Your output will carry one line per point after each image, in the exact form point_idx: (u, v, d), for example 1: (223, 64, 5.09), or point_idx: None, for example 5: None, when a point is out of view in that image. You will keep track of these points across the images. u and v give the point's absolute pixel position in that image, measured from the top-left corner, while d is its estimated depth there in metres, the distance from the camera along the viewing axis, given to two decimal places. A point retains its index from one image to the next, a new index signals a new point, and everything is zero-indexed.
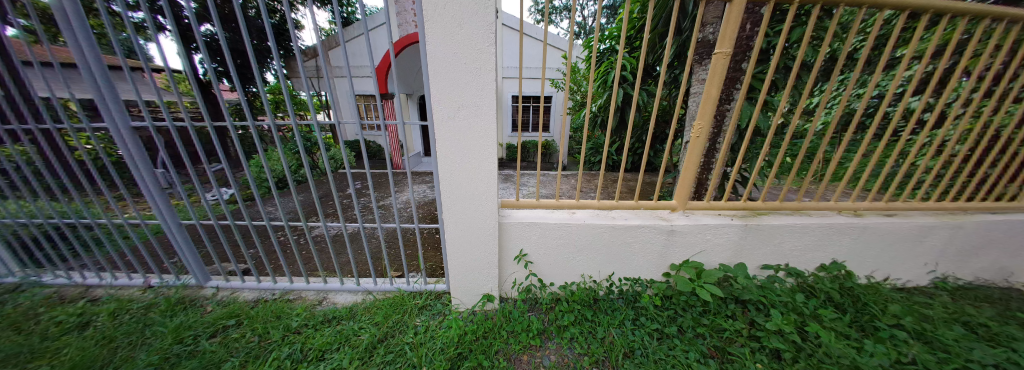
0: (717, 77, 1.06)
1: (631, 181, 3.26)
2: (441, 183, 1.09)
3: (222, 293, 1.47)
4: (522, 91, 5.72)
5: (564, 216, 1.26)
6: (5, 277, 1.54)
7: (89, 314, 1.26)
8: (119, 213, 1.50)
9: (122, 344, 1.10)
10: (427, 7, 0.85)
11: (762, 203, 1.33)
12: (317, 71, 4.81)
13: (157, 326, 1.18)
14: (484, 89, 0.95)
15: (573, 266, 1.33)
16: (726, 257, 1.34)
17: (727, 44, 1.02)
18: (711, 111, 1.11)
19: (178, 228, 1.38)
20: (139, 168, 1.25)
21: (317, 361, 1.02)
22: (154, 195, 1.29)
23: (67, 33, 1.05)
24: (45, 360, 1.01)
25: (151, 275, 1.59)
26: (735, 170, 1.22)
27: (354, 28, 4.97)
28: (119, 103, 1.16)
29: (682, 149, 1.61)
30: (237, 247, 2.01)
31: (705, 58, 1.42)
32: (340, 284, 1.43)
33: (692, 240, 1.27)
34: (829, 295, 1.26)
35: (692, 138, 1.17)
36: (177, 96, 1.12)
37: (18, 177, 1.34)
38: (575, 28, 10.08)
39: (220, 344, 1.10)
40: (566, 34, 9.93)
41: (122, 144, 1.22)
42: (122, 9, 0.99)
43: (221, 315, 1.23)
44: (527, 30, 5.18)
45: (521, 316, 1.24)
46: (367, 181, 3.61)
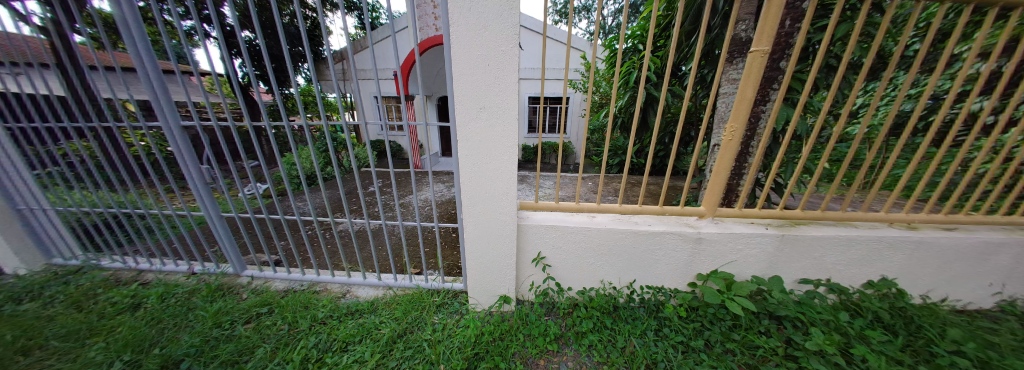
0: (753, 77, 1.01)
1: (653, 185, 3.16)
2: (462, 183, 1.10)
3: (256, 281, 1.56)
4: (543, 92, 5.67)
5: (584, 219, 1.23)
6: (72, 260, 1.74)
7: (142, 296, 1.39)
8: (169, 205, 1.61)
9: (168, 325, 1.20)
10: (453, 9, 0.87)
11: (801, 212, 1.23)
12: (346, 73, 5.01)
13: (199, 310, 1.28)
14: (507, 91, 0.95)
15: (591, 272, 1.29)
16: (758, 268, 1.26)
17: (766, 42, 0.96)
18: (746, 112, 1.04)
19: (218, 220, 1.47)
20: (188, 164, 1.35)
21: (341, 352, 1.06)
22: (200, 188, 1.40)
23: (128, 41, 1.16)
24: (101, 337, 1.14)
25: (194, 263, 1.72)
26: (771, 177, 1.14)
27: (381, 30, 5.12)
28: (171, 104, 1.26)
29: (710, 153, 1.53)
30: (271, 238, 2.14)
31: (736, 57, 1.34)
32: (362, 278, 1.47)
33: (719, 248, 1.21)
34: (877, 314, 1.14)
35: (723, 141, 1.12)
36: (221, 98, 1.20)
37: (81, 169, 1.50)
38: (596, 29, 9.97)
39: (254, 330, 1.18)
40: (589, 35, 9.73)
41: (173, 142, 1.33)
42: (174, 18, 1.07)
43: (255, 303, 1.31)
44: (550, 32, 5.17)
45: (538, 319, 1.22)
46: (390, 179, 3.73)
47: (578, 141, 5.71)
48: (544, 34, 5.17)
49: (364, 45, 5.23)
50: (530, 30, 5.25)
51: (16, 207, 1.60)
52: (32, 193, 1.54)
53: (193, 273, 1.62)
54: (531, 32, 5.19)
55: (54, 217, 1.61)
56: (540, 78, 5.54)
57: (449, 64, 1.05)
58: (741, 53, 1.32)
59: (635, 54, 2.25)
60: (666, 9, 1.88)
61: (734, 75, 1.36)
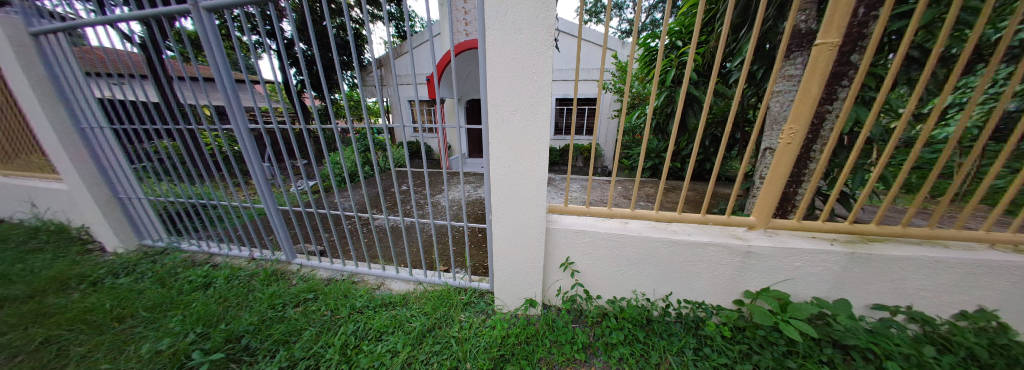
0: (818, 74, 0.90)
1: (691, 192, 2.94)
2: (492, 185, 1.12)
3: (304, 269, 1.71)
4: (577, 93, 5.55)
5: (616, 225, 1.17)
6: (158, 242, 2.05)
7: (212, 276, 1.59)
8: (236, 197, 1.84)
9: (232, 304, 1.35)
10: (489, 14, 0.90)
11: (877, 227, 1.06)
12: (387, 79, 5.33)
13: (256, 292, 1.43)
14: (539, 92, 0.95)
15: (622, 280, 1.24)
16: (819, 289, 1.11)
17: (834, 33, 0.86)
18: (809, 112, 0.93)
19: (276, 212, 1.64)
20: (253, 162, 1.53)
21: (376, 341, 1.13)
22: (261, 183, 1.57)
23: (211, 56, 1.36)
24: (180, 310, 1.34)
25: (254, 249, 1.93)
26: (839, 186, 1.00)
27: (420, 36, 5.37)
28: (241, 109, 1.44)
29: (761, 158, 1.38)
30: (318, 231, 2.35)
31: (796, 51, 1.20)
32: (395, 272, 1.55)
33: (771, 263, 1.09)
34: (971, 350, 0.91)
35: (779, 145, 1.01)
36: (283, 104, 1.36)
37: (169, 164, 1.79)
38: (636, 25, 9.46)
39: (302, 313, 1.29)
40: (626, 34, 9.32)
41: (242, 142, 1.51)
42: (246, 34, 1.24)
43: (303, 289, 1.43)
44: (586, 35, 5.09)
45: (565, 326, 1.19)
46: (422, 179, 3.90)
47: (608, 144, 5.51)
48: (580, 36, 5.09)
49: (405, 51, 5.52)
50: (565, 33, 5.20)
51: (116, 195, 1.94)
52: (130, 184, 1.86)
53: (253, 258, 1.82)
54: (565, 35, 5.14)
55: (146, 204, 1.92)
56: (575, 79, 5.43)
57: (483, 68, 1.08)
58: (801, 45, 1.19)
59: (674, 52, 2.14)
60: (711, 3, 1.75)
61: (791, 71, 1.23)
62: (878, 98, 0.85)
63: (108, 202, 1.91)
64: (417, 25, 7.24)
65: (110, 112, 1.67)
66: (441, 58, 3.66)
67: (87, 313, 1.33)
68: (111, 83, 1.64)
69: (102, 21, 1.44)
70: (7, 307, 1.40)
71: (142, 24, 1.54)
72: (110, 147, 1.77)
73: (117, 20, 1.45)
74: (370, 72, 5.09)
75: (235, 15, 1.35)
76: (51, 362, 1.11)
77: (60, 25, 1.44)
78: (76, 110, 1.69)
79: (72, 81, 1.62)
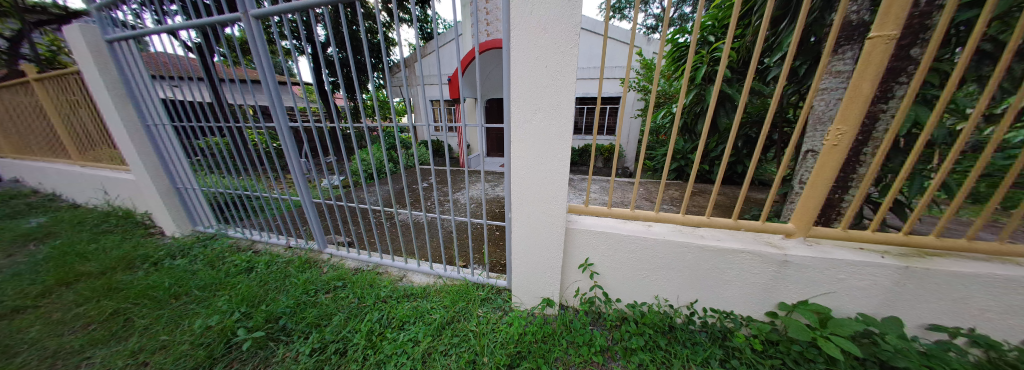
0: (872, 69, 0.82)
1: (718, 196, 2.80)
2: (513, 183, 1.14)
3: (334, 258, 1.82)
4: (601, 93, 5.41)
5: (639, 228, 1.14)
6: (209, 229, 2.27)
7: (254, 261, 1.74)
8: (275, 189, 1.99)
9: (271, 288, 1.47)
10: (515, 16, 0.91)
11: (939, 240, 0.95)
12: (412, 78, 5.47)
13: (292, 278, 1.54)
14: (562, 92, 0.94)
15: (644, 285, 1.20)
16: (865, 305, 1.02)
17: (892, 25, 0.78)
18: (859, 112, 0.86)
19: (310, 205, 1.75)
20: (292, 157, 1.64)
21: (398, 329, 1.19)
22: (299, 177, 1.68)
23: (258, 60, 1.49)
24: (227, 290, 1.48)
25: (289, 238, 2.08)
26: (895, 193, 0.91)
27: (445, 36, 5.46)
28: (283, 109, 1.56)
29: (803, 161, 1.29)
30: (347, 223, 2.49)
31: (847, 45, 1.10)
32: (417, 265, 1.61)
33: (808, 274, 1.02)
34: None
35: (824, 147, 0.94)
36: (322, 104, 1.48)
37: (220, 159, 1.98)
38: (668, 19, 9.01)
39: (332, 299, 1.38)
40: (655, 30, 8.91)
41: (282, 138, 1.62)
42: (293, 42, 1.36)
43: (333, 277, 1.53)
44: (612, 33, 4.96)
45: (582, 328, 1.17)
46: (441, 177, 4.00)
47: (630, 145, 5.34)
48: (606, 34, 4.96)
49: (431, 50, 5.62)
50: (589, 32, 5.10)
51: (174, 186, 2.16)
52: (187, 175, 2.07)
53: (289, 246, 1.97)
54: (590, 33, 5.02)
55: (199, 194, 2.13)
56: (601, 78, 5.28)
57: (508, 68, 1.10)
58: (851, 38, 1.09)
59: (705, 48, 2.04)
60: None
61: (839, 66, 1.13)
62: (941, 96, 0.77)
63: (168, 192, 2.13)
64: (441, 26, 7.40)
65: (172, 111, 1.87)
66: (465, 55, 3.67)
67: (148, 290, 1.50)
68: (172, 85, 1.83)
69: (166, 29, 1.61)
70: (88, 281, 1.63)
71: (198, 31, 1.70)
72: (171, 143, 1.98)
73: (178, 29, 1.62)
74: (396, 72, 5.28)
75: (280, 22, 1.46)
76: (119, 331, 1.28)
77: (131, 34, 1.63)
78: (143, 109, 1.90)
79: (140, 84, 1.83)
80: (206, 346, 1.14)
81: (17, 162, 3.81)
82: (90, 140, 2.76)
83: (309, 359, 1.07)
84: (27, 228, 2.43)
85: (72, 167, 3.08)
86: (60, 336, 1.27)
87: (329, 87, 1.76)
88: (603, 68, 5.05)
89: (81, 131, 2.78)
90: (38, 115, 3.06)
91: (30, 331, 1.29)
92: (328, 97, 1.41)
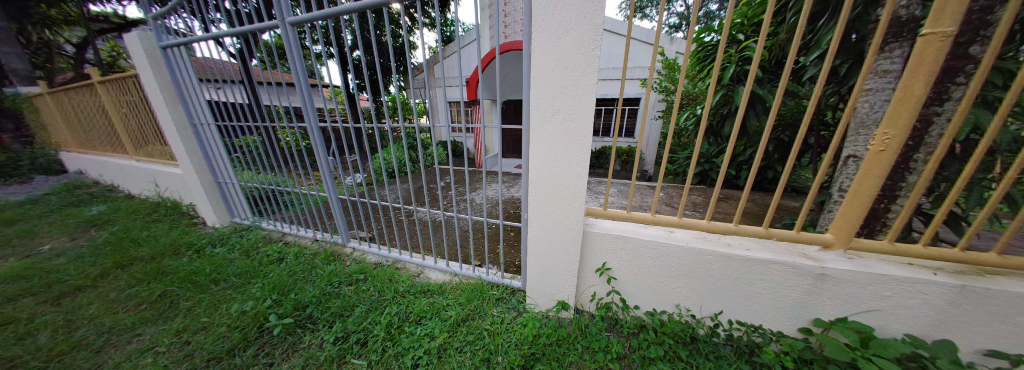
0: (925, 68, 0.75)
1: (744, 202, 2.65)
2: (531, 185, 1.14)
3: (356, 252, 1.90)
4: (621, 94, 5.30)
5: (660, 233, 1.11)
6: (245, 221, 2.44)
7: (284, 252, 1.86)
8: (304, 185, 2.11)
9: (299, 277, 1.56)
10: (537, 19, 0.92)
11: (1007, 258, 0.85)
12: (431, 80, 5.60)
13: (318, 269, 1.63)
14: (583, 93, 0.94)
15: (664, 293, 1.17)
16: (914, 326, 0.93)
17: (948, 21, 0.71)
18: (910, 114, 0.79)
19: (336, 201, 1.84)
20: (321, 155, 1.73)
21: (416, 323, 1.22)
22: (327, 174, 1.77)
23: (294, 65, 1.60)
24: (260, 278, 1.59)
25: (315, 232, 2.20)
26: (954, 204, 0.82)
27: (466, 37, 5.55)
28: (314, 110, 1.65)
29: (844, 168, 1.19)
30: (369, 219, 2.60)
31: (895, 43, 1.01)
32: (434, 262, 1.65)
33: (848, 289, 0.94)
34: None
35: (868, 152, 0.87)
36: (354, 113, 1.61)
37: (257, 156, 2.13)
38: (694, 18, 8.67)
39: (354, 291, 1.44)
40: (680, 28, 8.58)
41: (313, 137, 1.72)
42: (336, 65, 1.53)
43: (354, 270, 1.59)
44: (635, 32, 4.84)
45: (598, 333, 1.15)
46: (457, 177, 4.07)
47: (650, 148, 5.18)
48: (629, 34, 4.86)
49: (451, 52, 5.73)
50: (612, 33, 5.01)
51: (215, 181, 2.35)
52: (227, 171, 2.24)
53: (316, 239, 2.08)
54: (611, 34, 4.94)
55: (237, 188, 2.29)
56: (621, 79, 5.16)
57: (527, 70, 1.11)
58: (899, 35, 0.99)
59: (733, 47, 1.96)
60: None
61: (886, 65, 1.03)
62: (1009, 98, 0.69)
63: (210, 186, 2.32)
64: (460, 29, 7.54)
65: (216, 111, 2.03)
66: (486, 54, 3.72)
67: (191, 275, 1.64)
68: (215, 87, 1.99)
69: (211, 36, 1.75)
70: (140, 265, 1.80)
71: (239, 38, 1.83)
72: (214, 140, 2.15)
73: (223, 36, 1.76)
74: (417, 74, 5.43)
75: (313, 28, 1.55)
76: (165, 312, 1.41)
77: (183, 41, 1.79)
78: (191, 110, 2.07)
79: (189, 86, 2.01)
80: (241, 329, 1.22)
81: (83, 156, 4.27)
82: (145, 137, 3.06)
83: (333, 347, 1.13)
84: (91, 215, 2.73)
85: (129, 161, 3.42)
86: (115, 313, 1.41)
87: (355, 91, 1.84)
88: (624, 69, 4.95)
89: (137, 129, 3.08)
90: (101, 113, 3.42)
91: (91, 307, 1.45)
92: (368, 107, 1.54)
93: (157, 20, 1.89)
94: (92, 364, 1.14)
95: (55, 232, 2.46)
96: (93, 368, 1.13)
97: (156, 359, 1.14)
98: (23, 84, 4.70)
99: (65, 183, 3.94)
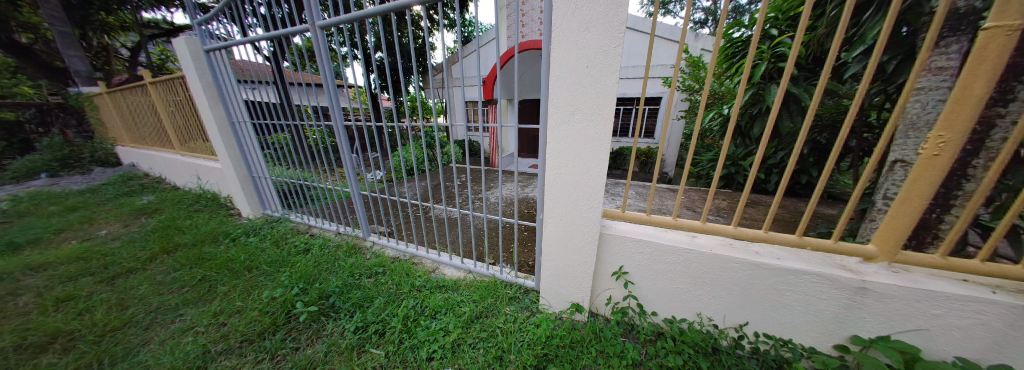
0: (987, 65, 0.67)
1: (773, 209, 2.49)
2: (547, 185, 1.13)
3: (376, 246, 1.98)
4: (643, 93, 5.15)
5: (682, 238, 1.07)
6: (275, 213, 2.61)
7: (310, 243, 1.97)
8: (329, 181, 2.22)
9: (324, 268, 1.65)
10: (558, 17, 0.91)
11: None
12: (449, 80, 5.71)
13: (341, 261, 1.71)
14: (603, 92, 0.92)
15: (685, 300, 1.13)
16: (973, 350, 0.84)
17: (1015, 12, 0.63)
18: (970, 116, 0.70)
19: (358, 196, 1.92)
20: (345, 152, 1.81)
21: (431, 317, 1.26)
22: (350, 171, 1.85)
23: (322, 66, 1.68)
24: (287, 267, 1.69)
25: (338, 225, 2.31)
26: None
27: (485, 37, 5.60)
28: (340, 109, 1.73)
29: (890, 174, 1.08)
30: (388, 215, 2.70)
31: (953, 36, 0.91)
32: (449, 259, 1.68)
33: (893, 306, 0.86)
34: None
35: (919, 157, 0.79)
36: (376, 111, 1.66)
37: (287, 152, 2.26)
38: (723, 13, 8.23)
39: (373, 283, 1.50)
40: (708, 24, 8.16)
41: (338, 135, 1.81)
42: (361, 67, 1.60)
43: (374, 263, 1.66)
44: (659, 30, 4.69)
45: (612, 337, 1.13)
46: (472, 176, 4.12)
47: (670, 150, 5.00)
48: (652, 32, 4.73)
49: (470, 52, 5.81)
50: (634, 31, 4.88)
51: (250, 175, 2.52)
52: (261, 166, 2.41)
53: (339, 232, 2.19)
54: (635, 32, 4.82)
55: (269, 183, 2.45)
56: (642, 78, 5.01)
57: (546, 70, 1.10)
58: (958, 28, 0.89)
59: (766, 43, 1.84)
60: None
61: (941, 61, 0.93)
62: None
63: (245, 180, 2.49)
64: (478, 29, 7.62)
65: (251, 110, 2.17)
66: (504, 54, 3.73)
67: (227, 262, 1.77)
68: (251, 87, 2.13)
69: (249, 40, 1.88)
70: (183, 251, 1.97)
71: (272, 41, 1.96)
72: (249, 137, 2.31)
73: (258, 39, 1.88)
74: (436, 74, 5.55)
75: (341, 31, 1.63)
76: (205, 295, 1.53)
77: (224, 44, 1.94)
78: (229, 108, 2.24)
79: (228, 87, 2.17)
80: (271, 314, 1.31)
81: (136, 150, 4.71)
82: (190, 134, 3.34)
83: (354, 335, 1.19)
84: (143, 204, 3.01)
85: (175, 155, 3.75)
86: (162, 294, 1.55)
87: (378, 91, 1.91)
88: (647, 67, 4.81)
89: (182, 126, 3.37)
90: (152, 111, 3.76)
91: (141, 288, 1.60)
92: (393, 105, 1.58)
93: (202, 26, 2.06)
94: (142, 339, 1.26)
95: (113, 218, 2.74)
96: (142, 343, 1.24)
97: (196, 338, 1.24)
98: (86, 84, 5.21)
99: (121, 175, 4.37)
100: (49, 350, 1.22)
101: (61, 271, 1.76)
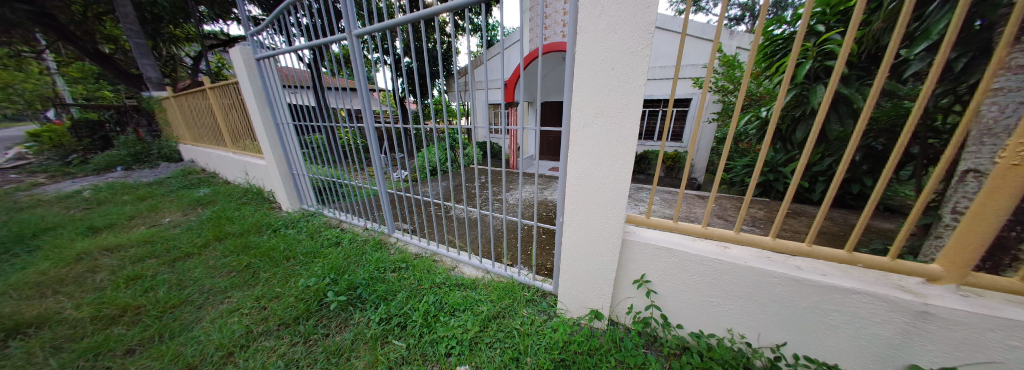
0: None
1: (816, 220, 2.27)
2: (568, 187, 1.13)
3: (400, 242, 2.07)
4: (671, 95, 4.92)
5: (712, 248, 1.01)
6: (310, 207, 2.82)
7: (341, 237, 2.12)
8: (358, 179, 2.36)
9: (352, 260, 1.75)
10: (584, 20, 0.91)
11: None
12: (472, 83, 5.84)
13: (368, 255, 1.81)
14: (629, 95, 0.89)
15: (714, 314, 1.06)
16: None
17: None
18: None
19: (385, 194, 2.02)
20: (375, 152, 1.92)
21: (450, 314, 1.29)
22: (378, 170, 1.96)
23: (358, 73, 1.80)
24: (321, 258, 1.82)
25: (366, 221, 2.45)
26: None
27: (508, 40, 5.66)
28: (371, 112, 1.84)
29: (964, 185, 0.94)
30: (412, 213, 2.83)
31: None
32: (468, 259, 1.72)
33: (963, 336, 0.75)
34: None
35: (1001, 165, 0.67)
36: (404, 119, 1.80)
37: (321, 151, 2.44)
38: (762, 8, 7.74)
39: (397, 278, 1.58)
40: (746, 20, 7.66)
41: (368, 136, 1.91)
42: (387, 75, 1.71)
43: (398, 259, 1.74)
44: (691, 28, 4.47)
45: (632, 347, 1.09)
46: (491, 177, 4.19)
47: (699, 154, 4.73)
48: (684, 31, 4.52)
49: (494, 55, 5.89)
50: (664, 29, 4.69)
51: (289, 171, 2.75)
52: (299, 163, 2.62)
53: (366, 227, 2.32)
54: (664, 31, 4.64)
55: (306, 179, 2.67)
56: (670, 78, 4.80)
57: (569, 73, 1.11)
58: None
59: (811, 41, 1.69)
60: None
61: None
62: None
63: (285, 176, 2.72)
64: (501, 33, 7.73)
65: (294, 113, 2.38)
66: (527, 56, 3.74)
67: (268, 251, 1.95)
68: (292, 91, 2.33)
69: (293, 48, 2.06)
70: (232, 239, 2.19)
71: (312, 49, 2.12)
72: (290, 137, 2.52)
73: (301, 48, 2.06)
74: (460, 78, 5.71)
75: (374, 38, 1.73)
76: (249, 279, 1.69)
77: (271, 53, 2.14)
78: (274, 111, 2.46)
79: (274, 91, 2.39)
80: (305, 301, 1.42)
81: (195, 148, 5.32)
82: (240, 134, 3.71)
83: (378, 326, 1.25)
84: (200, 196, 3.40)
85: (227, 153, 4.18)
86: (213, 277, 1.74)
87: (406, 95, 1.99)
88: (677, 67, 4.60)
89: (234, 127, 3.75)
90: (210, 114, 4.23)
91: (196, 271, 1.80)
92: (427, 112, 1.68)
93: (254, 37, 2.29)
94: (195, 317, 1.41)
95: (176, 208, 3.11)
96: (195, 320, 1.40)
97: (240, 318, 1.37)
98: (157, 90, 5.95)
99: (182, 170, 4.95)
100: (120, 321, 1.40)
101: (131, 253, 2.03)
